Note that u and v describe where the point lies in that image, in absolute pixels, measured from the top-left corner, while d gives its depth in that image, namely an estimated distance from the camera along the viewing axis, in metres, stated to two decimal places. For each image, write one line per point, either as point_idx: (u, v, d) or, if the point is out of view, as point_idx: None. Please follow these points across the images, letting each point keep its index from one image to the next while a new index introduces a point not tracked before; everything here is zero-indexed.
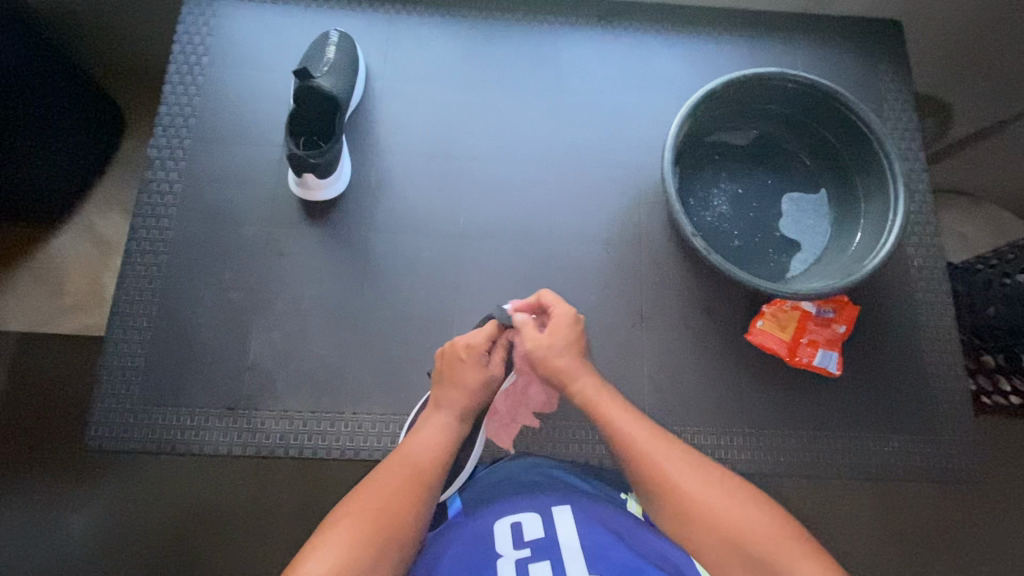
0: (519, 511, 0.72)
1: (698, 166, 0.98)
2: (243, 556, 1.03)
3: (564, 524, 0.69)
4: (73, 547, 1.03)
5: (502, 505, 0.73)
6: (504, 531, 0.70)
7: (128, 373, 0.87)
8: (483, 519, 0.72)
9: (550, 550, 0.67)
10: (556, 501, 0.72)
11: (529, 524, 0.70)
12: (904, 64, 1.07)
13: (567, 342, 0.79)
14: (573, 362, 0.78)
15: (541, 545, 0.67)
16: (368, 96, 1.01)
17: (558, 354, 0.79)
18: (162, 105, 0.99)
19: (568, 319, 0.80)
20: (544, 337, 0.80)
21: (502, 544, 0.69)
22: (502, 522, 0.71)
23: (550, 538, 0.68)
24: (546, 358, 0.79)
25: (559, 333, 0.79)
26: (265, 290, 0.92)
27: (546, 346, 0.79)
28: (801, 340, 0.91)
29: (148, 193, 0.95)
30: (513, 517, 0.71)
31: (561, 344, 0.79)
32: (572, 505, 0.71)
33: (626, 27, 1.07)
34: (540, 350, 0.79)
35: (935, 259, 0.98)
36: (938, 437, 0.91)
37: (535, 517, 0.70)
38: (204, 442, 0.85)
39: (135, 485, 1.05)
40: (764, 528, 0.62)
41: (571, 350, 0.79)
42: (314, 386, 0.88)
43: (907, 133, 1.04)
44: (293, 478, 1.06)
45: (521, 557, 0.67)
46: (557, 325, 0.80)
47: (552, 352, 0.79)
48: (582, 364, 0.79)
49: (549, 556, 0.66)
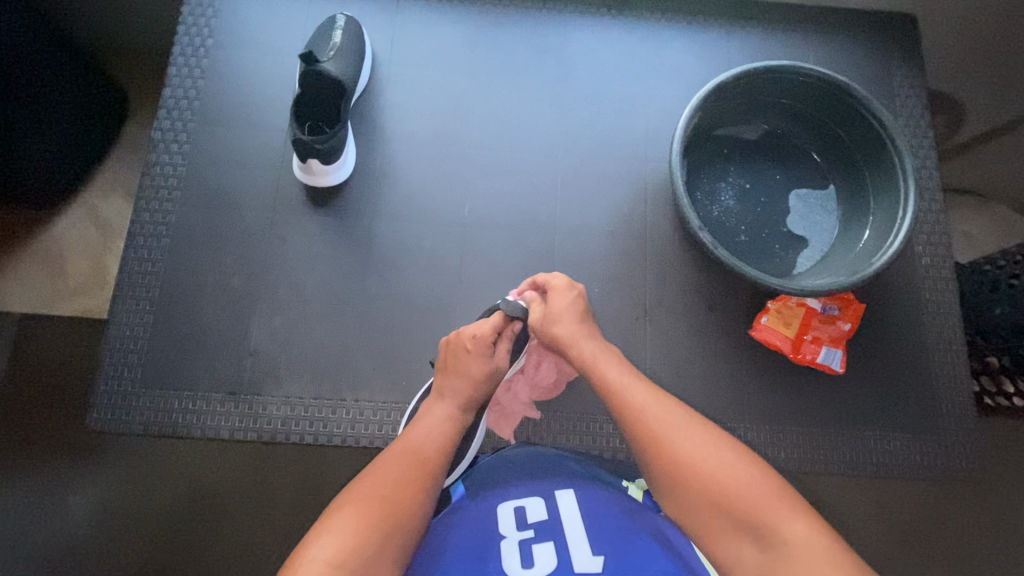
0: (523, 495, 0.72)
1: (706, 159, 0.97)
2: (243, 540, 1.04)
3: (568, 507, 0.69)
4: (76, 528, 1.04)
5: (505, 489, 0.73)
6: (508, 513, 0.70)
7: (129, 355, 0.88)
8: (488, 502, 0.72)
9: (554, 531, 0.67)
10: (560, 485, 0.72)
11: (532, 507, 0.70)
12: (917, 60, 1.05)
13: (565, 310, 0.80)
14: (572, 329, 0.78)
15: (544, 527, 0.67)
16: (374, 82, 1.00)
17: (558, 321, 0.79)
18: (166, 87, 0.98)
19: (562, 284, 0.82)
20: (545, 307, 0.81)
21: (506, 526, 0.69)
22: (506, 505, 0.71)
23: (554, 520, 0.68)
24: (546, 329, 0.80)
25: (555, 301, 0.80)
26: (268, 276, 0.92)
27: (545, 314, 0.80)
28: (805, 337, 0.90)
29: (152, 176, 0.94)
30: (517, 501, 0.71)
31: (560, 309, 0.80)
32: (576, 490, 0.71)
33: (637, 18, 1.05)
34: (539, 322, 0.80)
35: (943, 258, 0.97)
36: (940, 436, 0.90)
37: (539, 500, 0.70)
38: (206, 426, 0.85)
39: (138, 467, 1.06)
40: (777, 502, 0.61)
41: (567, 316, 0.79)
42: (316, 373, 0.88)
43: (919, 131, 1.02)
44: (294, 463, 1.07)
45: (525, 539, 0.67)
46: (554, 292, 0.81)
47: (550, 321, 0.79)
48: (583, 328, 0.79)
49: (552, 537, 0.66)
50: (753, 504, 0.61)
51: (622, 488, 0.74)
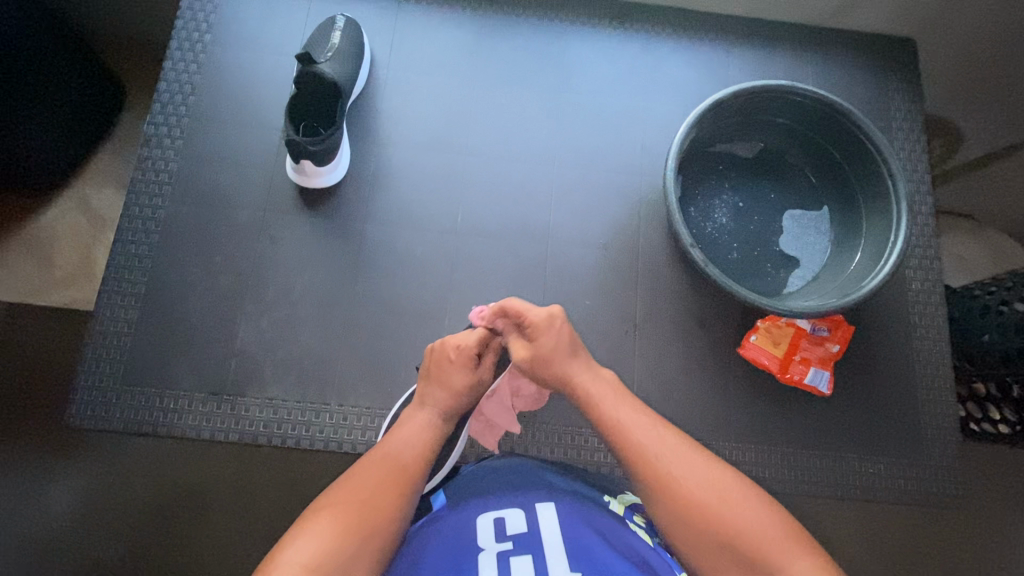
0: (503, 507, 0.71)
1: (701, 176, 0.97)
2: (222, 539, 1.03)
3: (549, 521, 0.68)
4: (55, 523, 1.03)
5: (486, 500, 0.72)
6: (487, 525, 0.69)
7: (112, 351, 0.87)
8: (467, 512, 0.71)
9: (533, 545, 0.66)
10: (540, 498, 0.71)
11: (512, 520, 0.69)
12: (915, 83, 1.06)
13: (554, 348, 0.77)
14: (563, 362, 0.77)
15: (523, 539, 0.66)
16: (372, 84, 1.00)
17: (550, 358, 0.77)
18: (162, 81, 0.97)
19: (543, 319, 0.78)
20: (531, 347, 0.78)
21: (485, 537, 0.67)
22: (486, 516, 0.70)
23: (533, 532, 0.67)
24: (536, 368, 0.78)
25: (541, 340, 0.77)
26: (257, 276, 0.91)
27: (532, 355, 0.78)
28: (793, 357, 0.91)
29: (143, 171, 0.93)
30: (497, 512, 0.70)
31: (548, 348, 0.77)
32: (557, 502, 0.70)
33: (638, 30, 1.05)
34: (527, 362, 0.78)
35: (934, 282, 0.97)
36: (924, 461, 0.90)
37: (518, 512, 0.69)
38: (188, 426, 0.84)
39: (120, 463, 1.05)
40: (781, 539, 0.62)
41: (557, 354, 0.77)
42: (301, 376, 0.88)
43: (914, 155, 1.02)
44: (277, 463, 1.06)
45: (503, 551, 0.65)
46: (536, 332, 0.78)
47: (540, 360, 0.77)
48: (574, 360, 0.77)
49: (531, 550, 0.65)
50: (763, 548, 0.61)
51: (603, 502, 0.73)
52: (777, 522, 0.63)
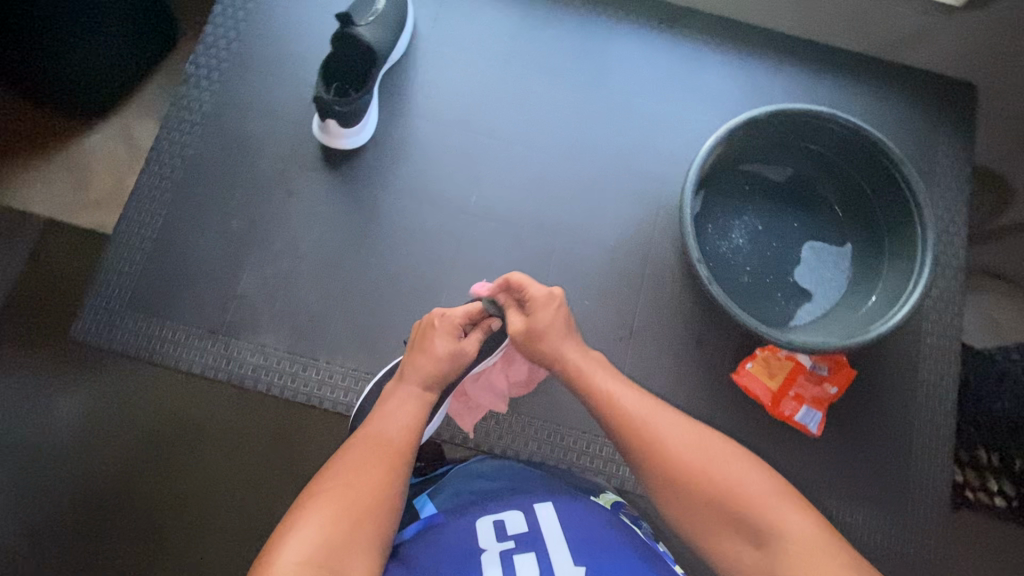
0: (501, 509, 0.70)
1: (725, 192, 0.95)
2: (201, 473, 1.06)
3: (548, 520, 0.68)
4: (52, 431, 1.08)
5: (483, 505, 0.71)
6: (487, 526, 0.68)
7: (122, 276, 0.90)
8: (465, 517, 0.70)
9: (535, 543, 0.65)
10: (537, 499, 0.71)
11: (512, 521, 0.68)
12: (969, 131, 1.00)
13: (548, 325, 0.77)
14: (554, 340, 0.76)
15: (524, 538, 0.65)
16: (410, 55, 1.00)
17: (540, 337, 0.77)
18: (210, 25, 0.99)
19: (542, 296, 0.78)
20: (526, 321, 0.78)
21: (485, 537, 0.66)
22: (484, 518, 0.69)
23: (534, 530, 0.66)
24: (529, 343, 0.78)
25: (537, 315, 0.77)
26: (268, 226, 0.93)
27: (527, 329, 0.78)
28: (787, 392, 0.89)
29: (178, 108, 0.96)
30: (495, 514, 0.69)
31: (545, 324, 0.77)
32: (554, 502, 0.71)
33: (686, 36, 1.03)
34: (521, 335, 0.78)
35: (951, 340, 0.93)
36: (908, 521, 0.87)
37: (518, 514, 0.69)
38: (182, 358, 0.87)
39: (118, 384, 1.09)
40: (771, 496, 0.62)
41: (552, 331, 0.77)
42: (294, 329, 0.89)
43: (954, 207, 0.98)
44: (265, 409, 1.09)
45: (506, 549, 0.64)
46: (535, 307, 0.78)
47: (532, 335, 0.77)
48: (567, 339, 0.77)
49: (534, 548, 0.64)
50: (755, 508, 0.62)
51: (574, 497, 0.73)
52: (784, 495, 0.63)
